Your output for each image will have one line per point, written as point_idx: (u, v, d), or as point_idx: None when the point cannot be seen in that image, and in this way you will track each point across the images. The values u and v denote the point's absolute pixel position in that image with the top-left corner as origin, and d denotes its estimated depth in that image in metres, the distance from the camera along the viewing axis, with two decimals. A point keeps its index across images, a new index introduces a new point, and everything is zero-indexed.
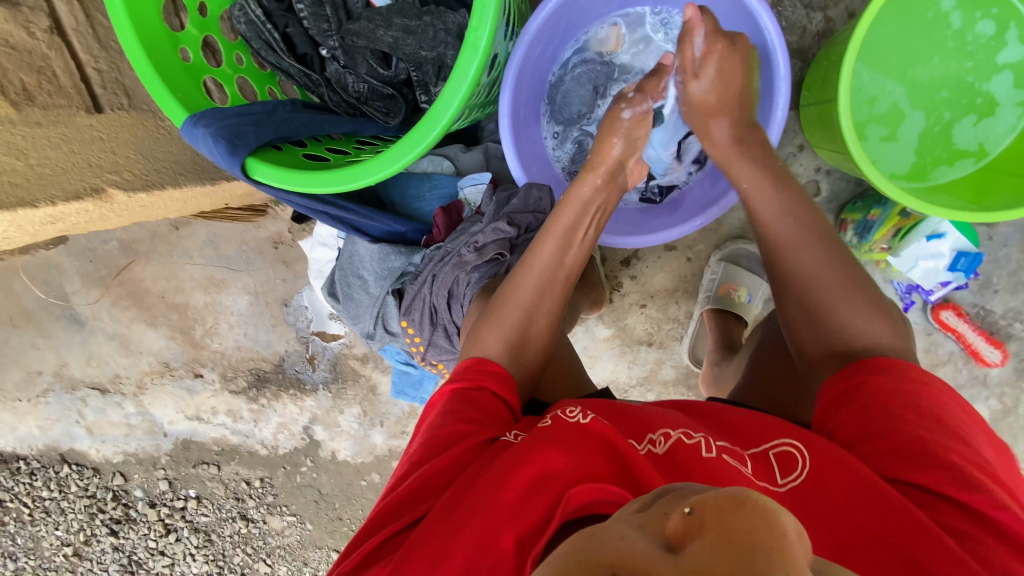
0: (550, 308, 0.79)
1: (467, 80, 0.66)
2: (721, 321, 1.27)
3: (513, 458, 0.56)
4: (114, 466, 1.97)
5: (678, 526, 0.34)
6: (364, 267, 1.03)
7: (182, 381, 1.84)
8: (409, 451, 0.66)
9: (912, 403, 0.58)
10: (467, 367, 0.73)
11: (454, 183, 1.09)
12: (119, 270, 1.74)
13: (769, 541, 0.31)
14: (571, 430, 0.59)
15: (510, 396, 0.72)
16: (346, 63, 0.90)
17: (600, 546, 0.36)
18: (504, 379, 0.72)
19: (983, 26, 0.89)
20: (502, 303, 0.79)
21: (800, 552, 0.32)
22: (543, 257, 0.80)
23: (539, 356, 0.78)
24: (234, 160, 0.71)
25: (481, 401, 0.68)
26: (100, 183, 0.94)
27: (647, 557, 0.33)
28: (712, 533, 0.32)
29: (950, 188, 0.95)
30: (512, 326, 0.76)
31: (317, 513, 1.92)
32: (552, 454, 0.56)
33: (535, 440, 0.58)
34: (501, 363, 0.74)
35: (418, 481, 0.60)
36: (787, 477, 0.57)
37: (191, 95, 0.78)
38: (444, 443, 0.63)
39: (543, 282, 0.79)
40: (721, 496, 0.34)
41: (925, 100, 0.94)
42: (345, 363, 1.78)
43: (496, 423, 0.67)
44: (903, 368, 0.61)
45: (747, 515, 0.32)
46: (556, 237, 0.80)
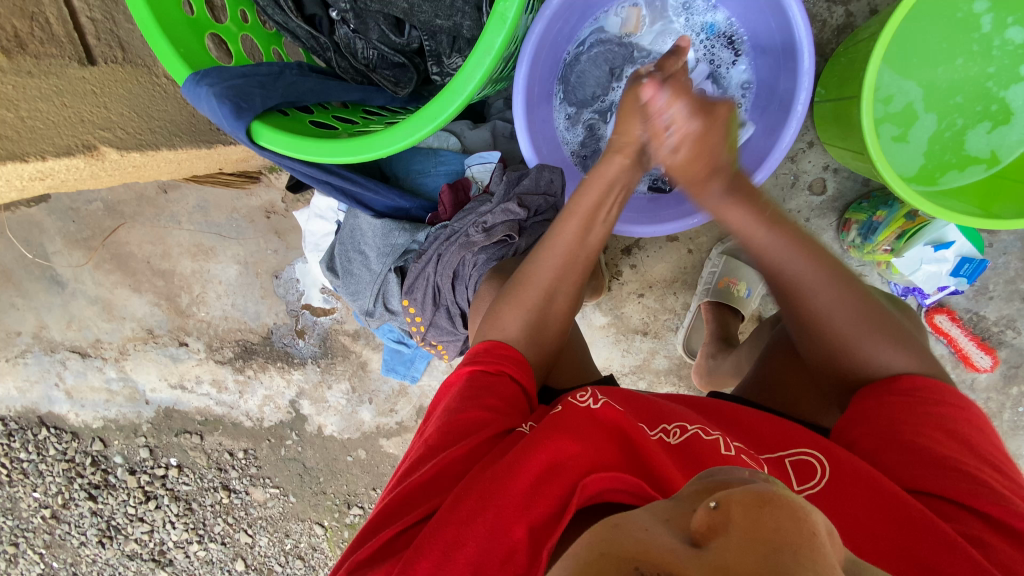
0: (564, 291, 0.77)
1: (494, 50, 0.62)
2: (718, 313, 1.26)
3: (525, 443, 0.56)
4: (93, 432, 1.93)
5: (703, 521, 0.35)
6: (366, 242, 1.00)
7: (166, 349, 1.80)
8: (421, 439, 0.65)
9: (932, 415, 0.61)
10: (485, 349, 0.72)
11: (461, 160, 1.06)
12: (103, 232, 1.69)
13: (798, 538, 0.32)
14: (586, 418, 0.59)
15: (526, 382, 0.71)
16: (357, 27, 0.86)
17: (625, 539, 0.36)
18: (522, 366, 0.71)
19: (1012, 32, 0.87)
20: (520, 283, 0.77)
21: (831, 552, 0.33)
22: (563, 238, 0.76)
23: (554, 340, 0.78)
24: (239, 124, 0.68)
25: (498, 388, 0.68)
26: (92, 140, 0.88)
27: (674, 551, 0.33)
28: (739, 531, 0.33)
29: (957, 193, 0.96)
30: (533, 309, 0.75)
31: (300, 486, 1.92)
32: (566, 440, 0.56)
33: (549, 428, 0.58)
34: (518, 349, 0.73)
35: (433, 469, 0.59)
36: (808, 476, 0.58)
37: (196, 52, 0.73)
38: (458, 431, 0.63)
39: (564, 263, 0.76)
40: (748, 494, 0.35)
41: (940, 104, 0.94)
42: (335, 339, 1.75)
43: (511, 412, 0.66)
44: (932, 387, 0.63)
45: (774, 512, 0.33)
46: (578, 216, 0.76)
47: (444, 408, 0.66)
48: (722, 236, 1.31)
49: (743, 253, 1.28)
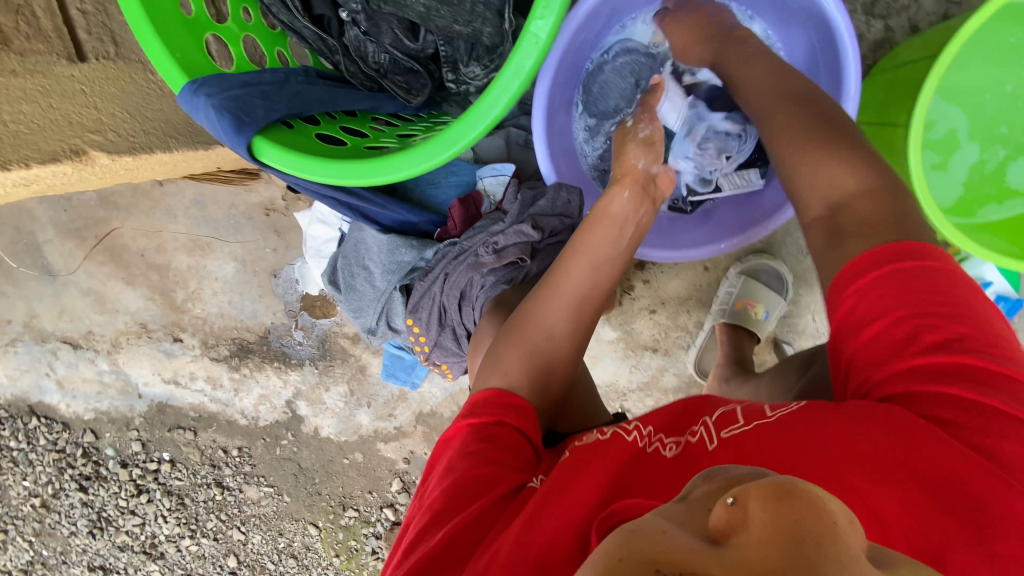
0: (569, 335, 0.73)
1: (523, 73, 0.56)
2: (734, 335, 1.20)
3: (536, 508, 0.52)
4: (84, 423, 1.88)
5: (721, 518, 0.30)
6: (371, 257, 0.95)
7: (160, 343, 1.75)
8: (425, 508, 0.60)
9: (910, 305, 0.53)
10: (485, 399, 0.67)
11: (473, 171, 1.00)
12: (96, 223, 1.63)
13: (826, 529, 0.28)
14: (589, 463, 0.55)
15: (532, 431, 0.66)
16: (367, 29, 0.79)
17: (640, 541, 0.31)
18: (527, 413, 0.66)
19: None
20: (523, 320, 0.73)
21: (852, 538, 0.29)
22: (575, 279, 0.74)
23: (560, 385, 0.73)
24: (239, 139, 0.62)
25: (502, 440, 0.63)
26: (82, 145, 0.83)
27: (691, 550, 0.29)
28: (765, 528, 0.29)
29: (997, 228, 0.88)
30: (537, 350, 0.71)
31: (295, 486, 1.88)
32: (578, 497, 0.52)
33: (558, 486, 0.53)
34: (524, 396, 0.68)
35: (441, 542, 0.54)
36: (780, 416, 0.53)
37: (194, 56, 0.67)
38: (463, 493, 0.58)
39: (574, 303, 0.73)
40: (764, 487, 0.31)
41: (984, 133, 0.88)
42: (334, 341, 1.71)
43: (517, 464, 0.61)
44: (909, 259, 0.55)
45: (794, 504, 0.29)
46: (584, 257, 0.75)
47: (448, 469, 0.61)
48: (741, 255, 1.26)
49: (762, 274, 1.23)
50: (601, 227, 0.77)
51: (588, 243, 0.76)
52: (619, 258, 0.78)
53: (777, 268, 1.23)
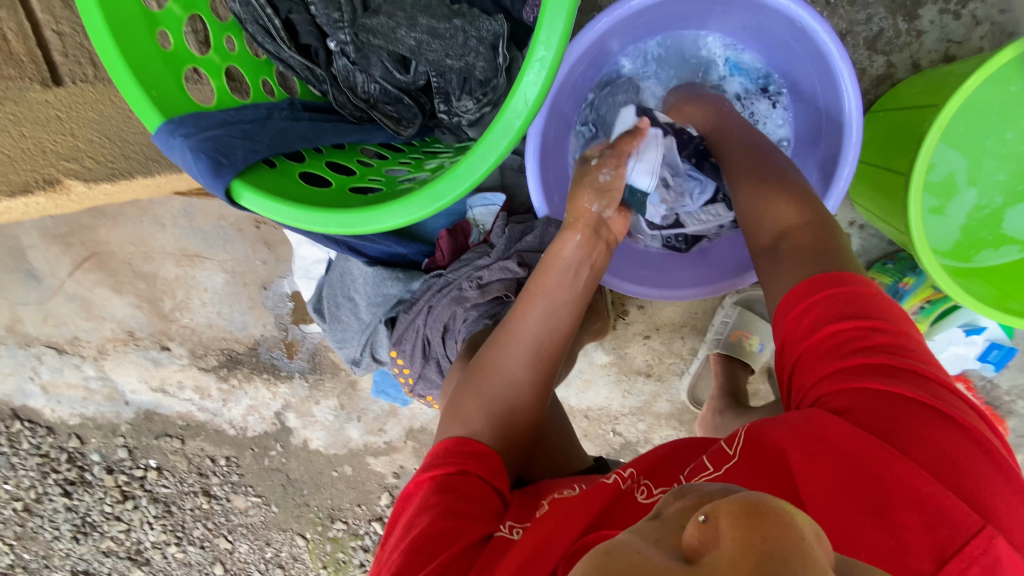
0: (529, 383, 0.70)
1: (513, 130, 0.53)
2: (728, 366, 1.19)
3: (511, 570, 0.51)
4: (70, 428, 1.86)
5: (693, 535, 0.30)
6: (356, 289, 0.92)
7: (147, 351, 1.73)
8: (387, 566, 0.56)
9: (835, 319, 0.56)
10: (446, 449, 0.65)
11: (463, 201, 0.98)
12: (82, 229, 1.59)
13: (791, 543, 0.28)
14: (557, 518, 0.55)
15: (500, 479, 0.64)
16: (357, 60, 0.77)
17: (615, 563, 0.30)
18: (493, 459, 0.65)
19: None
20: (480, 368, 0.71)
21: (822, 552, 0.28)
22: (528, 320, 0.70)
23: (526, 433, 0.70)
24: (217, 183, 0.60)
25: (468, 489, 0.61)
26: (56, 173, 0.81)
27: (663, 570, 0.28)
28: (732, 544, 0.28)
29: (991, 275, 0.87)
30: (498, 399, 0.68)
31: (283, 497, 1.86)
32: (548, 551, 0.51)
33: (531, 546, 0.52)
34: (485, 441, 0.66)
35: None
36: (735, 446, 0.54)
37: (170, 91, 0.64)
38: (428, 548, 0.55)
39: (530, 351, 0.70)
40: (736, 502, 0.30)
41: (984, 178, 0.85)
42: (325, 355, 1.68)
43: (480, 515, 0.59)
44: (832, 283, 0.58)
45: (765, 520, 0.28)
46: (540, 298, 0.71)
47: (410, 524, 0.59)
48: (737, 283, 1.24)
49: (757, 306, 1.21)
50: (557, 267, 0.72)
51: (543, 285, 0.72)
52: (578, 299, 0.73)
53: None
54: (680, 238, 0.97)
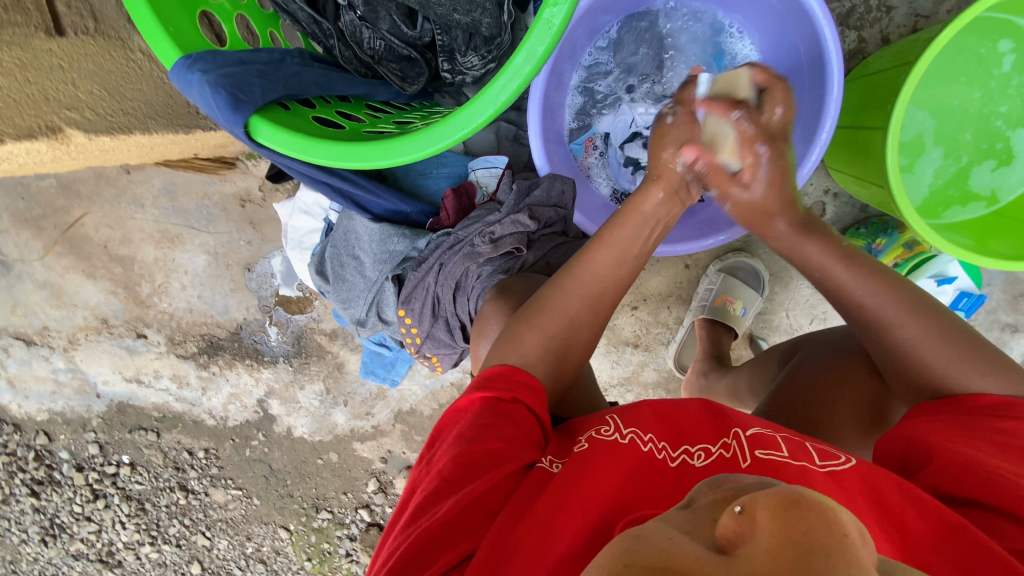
0: (588, 324, 0.73)
1: (534, 58, 0.56)
2: (712, 331, 1.25)
3: (561, 487, 0.54)
4: (37, 425, 1.77)
5: (728, 526, 0.32)
6: (361, 247, 0.94)
7: (122, 340, 1.67)
8: (430, 477, 0.60)
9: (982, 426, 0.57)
10: (497, 374, 0.67)
11: (464, 163, 1.01)
12: (54, 211, 1.53)
13: (827, 540, 0.30)
14: (614, 450, 0.57)
15: (541, 411, 0.66)
16: (364, 15, 0.78)
17: (644, 548, 0.33)
18: (537, 393, 0.66)
19: None
20: (539, 307, 0.72)
21: (862, 551, 0.30)
22: (600, 270, 0.73)
23: (572, 372, 0.73)
24: (235, 117, 0.61)
25: (514, 417, 0.63)
26: (58, 121, 0.80)
27: (697, 557, 0.31)
28: (768, 536, 0.30)
29: (959, 228, 0.95)
30: (559, 336, 0.70)
31: (264, 489, 1.81)
32: (604, 485, 0.53)
33: (584, 469, 0.55)
34: (537, 377, 0.68)
35: (454, 510, 0.55)
36: (827, 462, 0.55)
37: (187, 32, 0.65)
38: (477, 463, 0.58)
39: (594, 294, 0.73)
40: (772, 496, 0.32)
41: (949, 139, 0.94)
42: (311, 338, 1.66)
43: (526, 439, 0.61)
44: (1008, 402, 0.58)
45: (803, 515, 0.30)
46: (612, 245, 0.74)
47: (458, 437, 0.61)
48: (720, 253, 1.29)
49: (739, 272, 1.26)
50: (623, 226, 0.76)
51: (617, 236, 0.75)
52: (644, 253, 0.77)
53: (755, 266, 1.27)
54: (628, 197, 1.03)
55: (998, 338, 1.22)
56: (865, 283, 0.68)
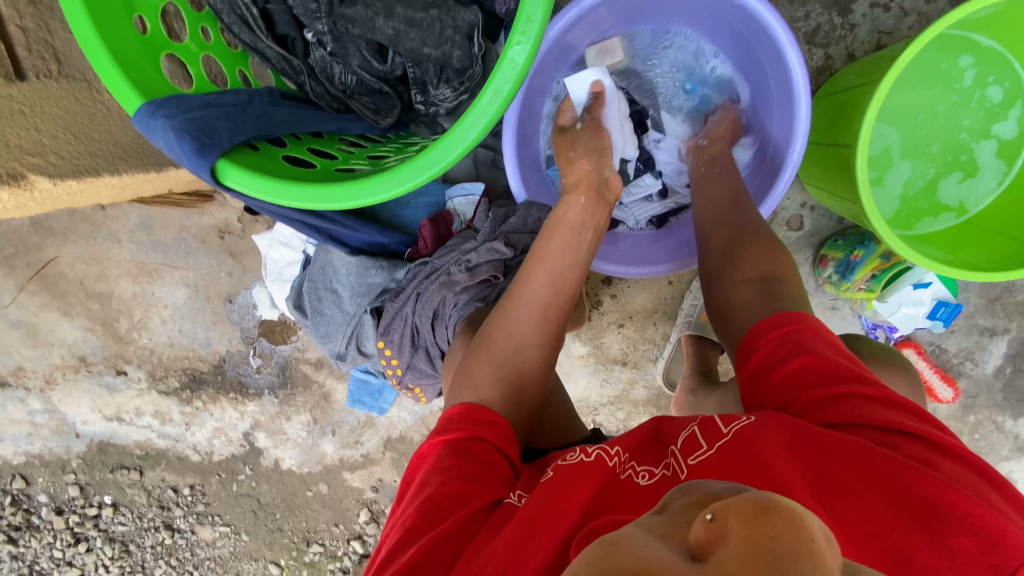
0: (536, 345, 0.72)
1: (501, 96, 0.56)
2: (699, 347, 1.24)
3: (521, 522, 0.52)
4: (15, 468, 1.72)
5: (700, 533, 0.31)
6: (339, 280, 0.92)
7: (101, 378, 1.62)
8: (399, 524, 0.57)
9: (803, 353, 0.62)
10: (457, 415, 0.66)
11: (442, 191, 1.00)
12: (28, 250, 1.50)
13: (797, 545, 0.29)
14: (573, 480, 0.55)
15: (508, 447, 0.65)
16: (335, 50, 0.79)
17: (619, 558, 0.32)
18: (502, 429, 0.65)
19: (991, 90, 0.91)
20: (487, 337, 0.73)
21: (828, 555, 0.29)
22: (536, 285, 0.73)
23: (536, 393, 0.72)
24: (202, 162, 0.60)
25: (478, 455, 0.61)
26: (20, 168, 0.77)
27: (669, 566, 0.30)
28: (738, 542, 0.29)
29: (929, 239, 0.96)
30: (505, 363, 0.70)
31: (253, 524, 1.76)
32: (565, 517, 0.52)
33: (547, 497, 0.54)
34: (497, 411, 0.67)
35: (420, 553, 0.52)
36: (734, 426, 0.57)
37: (149, 77, 0.64)
38: (442, 507, 0.56)
39: (540, 314, 0.72)
40: (744, 501, 0.31)
41: (916, 152, 0.95)
42: (296, 368, 1.63)
43: (493, 479, 0.59)
44: (795, 317, 0.66)
45: (773, 519, 0.29)
46: (545, 262, 0.74)
47: (423, 481, 0.60)
48: None
49: None
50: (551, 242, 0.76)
51: (549, 251, 0.76)
52: (581, 263, 0.77)
53: None
54: None
55: (978, 342, 1.24)
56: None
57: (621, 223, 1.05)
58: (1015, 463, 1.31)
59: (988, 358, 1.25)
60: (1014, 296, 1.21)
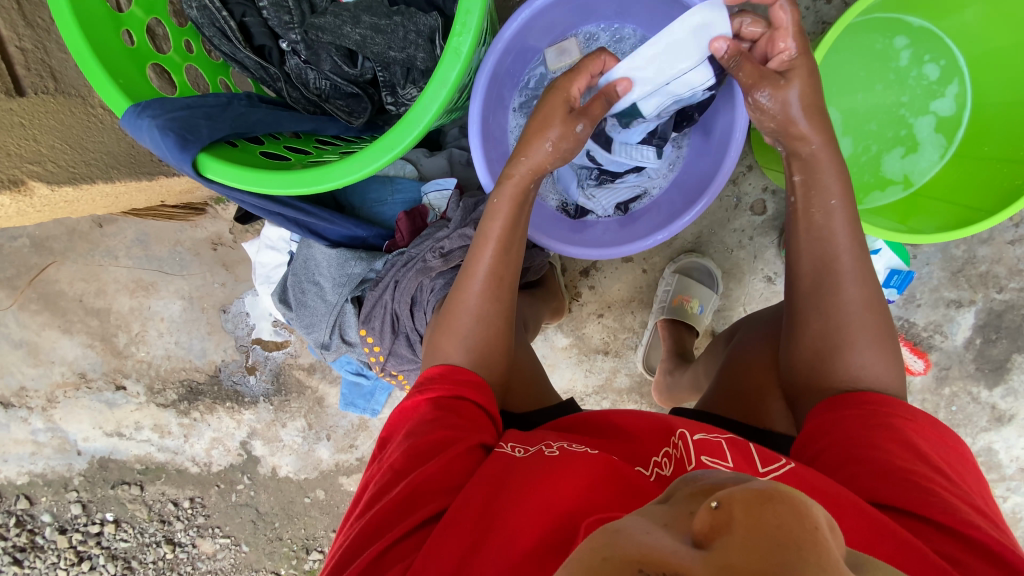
0: (495, 314, 0.77)
1: (448, 82, 0.67)
2: (674, 330, 1.30)
3: (523, 481, 0.55)
4: (18, 489, 1.73)
5: (704, 521, 0.31)
6: (320, 272, 0.98)
7: (101, 394, 1.65)
8: (391, 462, 0.63)
9: (890, 421, 0.60)
10: (441, 374, 0.71)
11: (417, 187, 1.05)
12: (30, 270, 1.55)
13: (802, 534, 0.29)
14: (577, 453, 0.58)
15: (490, 406, 0.70)
16: (307, 58, 0.85)
17: (623, 541, 0.32)
18: (482, 389, 0.71)
19: (928, 68, 0.99)
20: (448, 313, 0.78)
21: (833, 545, 0.30)
22: (496, 261, 0.77)
23: (504, 364, 0.77)
24: (183, 155, 0.66)
25: (462, 411, 0.67)
26: (20, 174, 0.83)
27: (675, 552, 0.29)
28: (742, 529, 0.29)
29: (881, 209, 1.01)
30: (470, 334, 0.75)
31: (252, 534, 1.74)
32: (565, 478, 0.54)
33: (548, 464, 0.56)
34: (478, 374, 0.72)
35: (413, 484, 0.58)
36: (769, 467, 0.57)
37: (135, 82, 0.73)
38: (433, 449, 0.61)
39: (490, 283, 0.77)
40: (747, 490, 0.31)
41: (857, 129, 1.01)
42: (289, 374, 1.64)
43: (478, 429, 0.65)
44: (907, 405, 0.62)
45: (777, 508, 0.30)
46: (491, 241, 0.77)
47: (411, 430, 0.65)
48: (673, 255, 1.35)
49: (694, 271, 1.32)
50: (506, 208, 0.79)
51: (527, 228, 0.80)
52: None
53: (707, 265, 1.32)
54: (573, 206, 1.12)
55: (945, 314, 1.26)
56: (808, 246, 0.72)
57: (591, 213, 1.11)
58: (995, 434, 1.31)
59: (956, 330, 1.26)
60: (976, 268, 1.23)
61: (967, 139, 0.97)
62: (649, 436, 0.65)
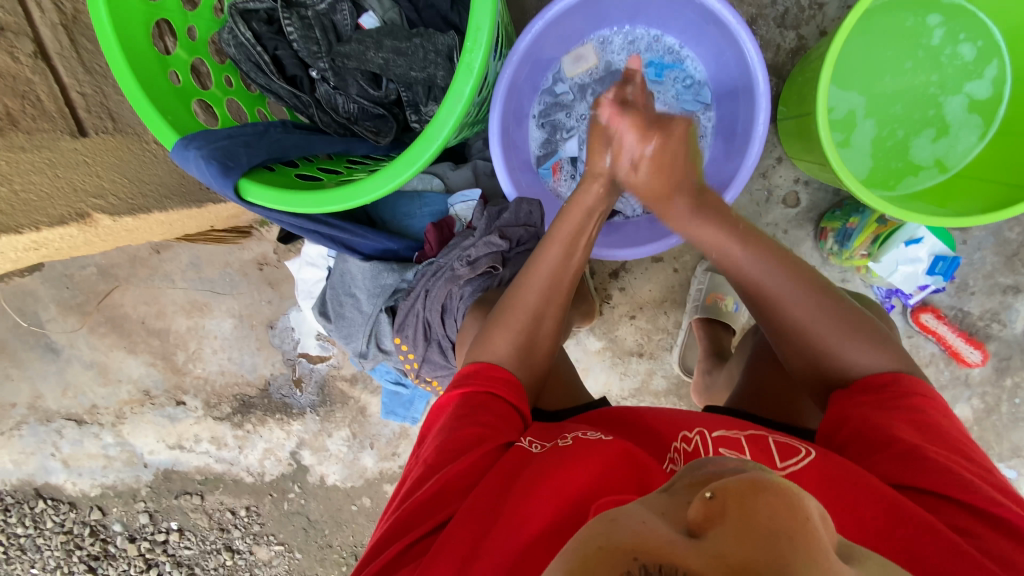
0: (549, 317, 0.78)
1: (464, 96, 0.70)
2: (709, 330, 1.28)
3: (536, 474, 0.55)
4: (91, 500, 1.86)
5: (698, 511, 0.31)
6: (357, 285, 1.04)
7: (163, 409, 1.76)
8: (421, 461, 0.65)
9: (906, 406, 0.59)
10: (474, 372, 0.72)
11: (444, 200, 1.09)
12: (97, 296, 1.68)
13: (792, 525, 0.29)
14: (596, 446, 0.58)
15: (521, 404, 0.70)
16: (336, 84, 0.91)
17: (620, 529, 0.32)
18: (515, 388, 0.71)
19: (963, 48, 0.95)
20: (503, 311, 0.77)
21: (822, 532, 0.31)
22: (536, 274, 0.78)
23: (544, 358, 0.78)
24: (226, 180, 0.72)
25: (492, 409, 0.67)
26: (86, 208, 0.94)
27: (671, 541, 0.29)
28: (735, 520, 0.30)
29: (913, 197, 0.98)
30: (521, 334, 0.75)
31: (304, 541, 1.81)
32: (575, 472, 0.54)
33: (560, 457, 0.57)
34: (511, 370, 0.72)
35: (437, 483, 0.59)
36: (789, 461, 0.56)
37: (181, 117, 0.80)
38: (457, 448, 0.62)
39: (548, 288, 0.77)
40: (741, 481, 0.31)
41: (882, 112, 0.98)
42: (333, 385, 1.70)
43: (504, 427, 0.66)
44: (918, 384, 0.61)
45: (769, 499, 0.30)
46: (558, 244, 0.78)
47: (439, 430, 0.66)
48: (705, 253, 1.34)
49: None
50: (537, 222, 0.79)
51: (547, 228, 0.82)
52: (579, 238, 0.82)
53: None
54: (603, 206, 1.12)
55: (1002, 301, 1.18)
56: None
57: (619, 215, 1.13)
58: None
59: (1015, 318, 1.19)
60: None
61: (1008, 117, 0.93)
62: (667, 430, 0.64)
